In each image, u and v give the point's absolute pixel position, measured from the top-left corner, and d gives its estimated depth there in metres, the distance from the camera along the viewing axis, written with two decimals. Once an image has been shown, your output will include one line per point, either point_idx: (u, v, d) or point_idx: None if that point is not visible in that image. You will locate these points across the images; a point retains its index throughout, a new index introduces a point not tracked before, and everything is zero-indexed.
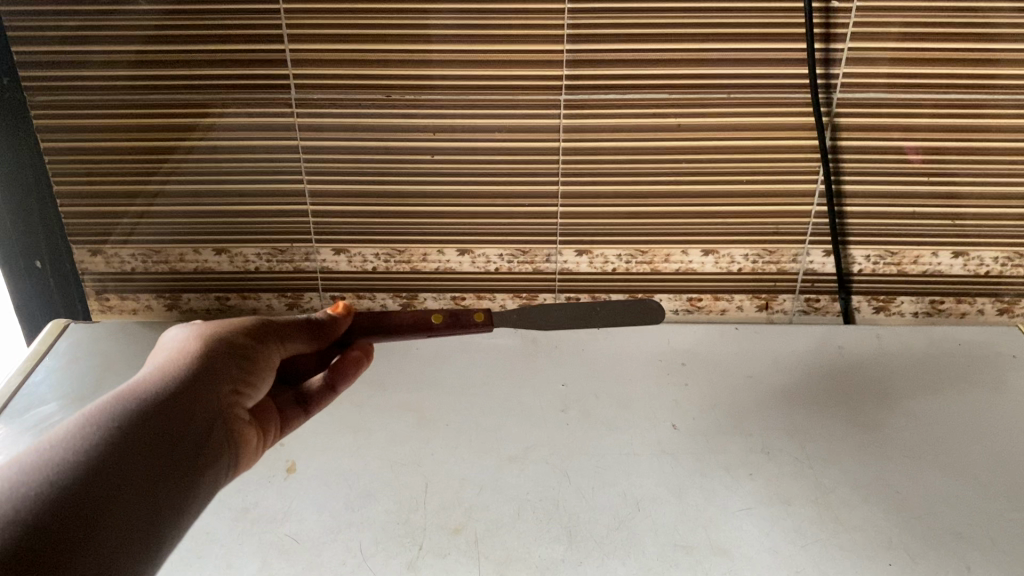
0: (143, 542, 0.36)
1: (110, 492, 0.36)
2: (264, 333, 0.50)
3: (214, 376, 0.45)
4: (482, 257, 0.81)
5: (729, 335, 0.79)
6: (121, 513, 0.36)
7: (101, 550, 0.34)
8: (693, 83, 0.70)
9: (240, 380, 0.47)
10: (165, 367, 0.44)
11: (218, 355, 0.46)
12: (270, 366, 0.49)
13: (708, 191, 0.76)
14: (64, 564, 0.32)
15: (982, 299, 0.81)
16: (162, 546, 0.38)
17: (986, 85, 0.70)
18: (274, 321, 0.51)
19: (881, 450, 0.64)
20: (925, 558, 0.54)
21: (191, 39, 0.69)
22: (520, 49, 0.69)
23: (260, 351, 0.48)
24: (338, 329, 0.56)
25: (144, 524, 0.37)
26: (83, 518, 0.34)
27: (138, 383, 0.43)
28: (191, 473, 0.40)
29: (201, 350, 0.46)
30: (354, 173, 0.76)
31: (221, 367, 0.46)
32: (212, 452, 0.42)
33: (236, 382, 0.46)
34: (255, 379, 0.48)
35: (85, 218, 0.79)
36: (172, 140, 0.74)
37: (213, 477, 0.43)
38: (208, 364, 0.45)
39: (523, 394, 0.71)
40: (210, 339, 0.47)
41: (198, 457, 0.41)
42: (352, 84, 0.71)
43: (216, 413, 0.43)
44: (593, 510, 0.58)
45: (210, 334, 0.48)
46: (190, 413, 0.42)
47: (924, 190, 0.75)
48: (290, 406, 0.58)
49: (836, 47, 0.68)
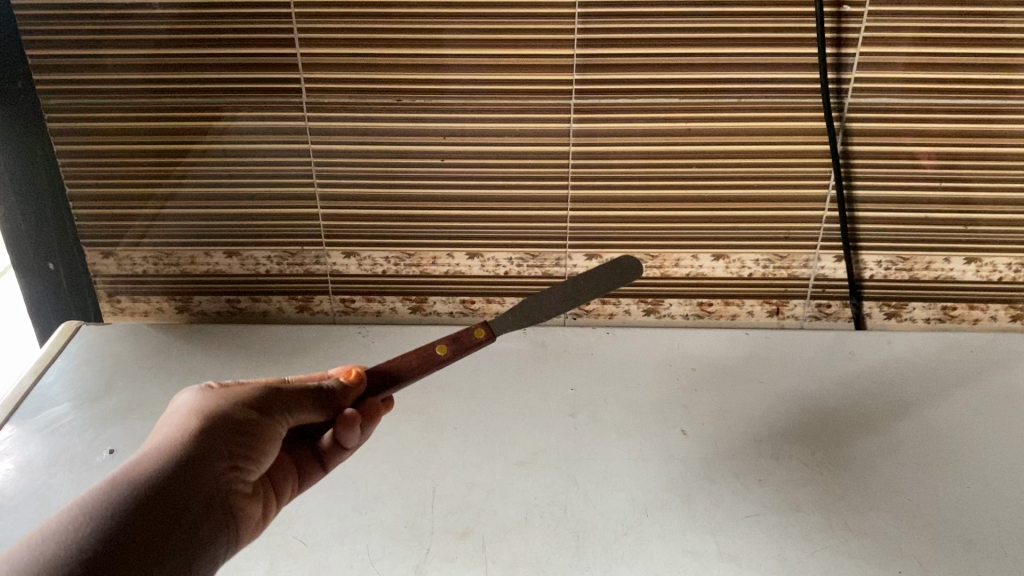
0: None
1: None
2: (269, 402, 0.47)
3: (211, 455, 0.43)
4: (491, 261, 0.80)
5: (739, 341, 0.79)
6: None
7: None
8: (704, 88, 0.70)
9: (240, 459, 0.45)
10: (164, 445, 0.43)
11: (218, 431, 0.44)
12: (275, 438, 0.47)
13: (718, 196, 0.76)
14: None
15: (995, 305, 0.80)
16: None
17: (1000, 90, 0.69)
18: (278, 388, 0.48)
19: (893, 457, 0.63)
20: (934, 565, 0.54)
21: (205, 42, 0.69)
22: (531, 53, 0.69)
23: (262, 424, 0.46)
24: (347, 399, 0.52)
25: None
26: None
27: (134, 463, 0.42)
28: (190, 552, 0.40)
29: (200, 423, 0.44)
30: (364, 177, 0.76)
31: (218, 445, 0.44)
32: (209, 529, 0.42)
33: (235, 458, 0.45)
34: (259, 453, 0.46)
35: (98, 220, 0.79)
36: (185, 144, 0.74)
37: (214, 551, 0.42)
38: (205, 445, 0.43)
39: (532, 398, 0.71)
40: (209, 413, 0.45)
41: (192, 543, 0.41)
42: (363, 87, 0.71)
43: (214, 488, 0.43)
44: (601, 515, 0.58)
45: (212, 407, 0.46)
46: (185, 495, 0.41)
47: (937, 195, 0.75)
48: (307, 462, 0.55)
49: (847, 51, 0.68)
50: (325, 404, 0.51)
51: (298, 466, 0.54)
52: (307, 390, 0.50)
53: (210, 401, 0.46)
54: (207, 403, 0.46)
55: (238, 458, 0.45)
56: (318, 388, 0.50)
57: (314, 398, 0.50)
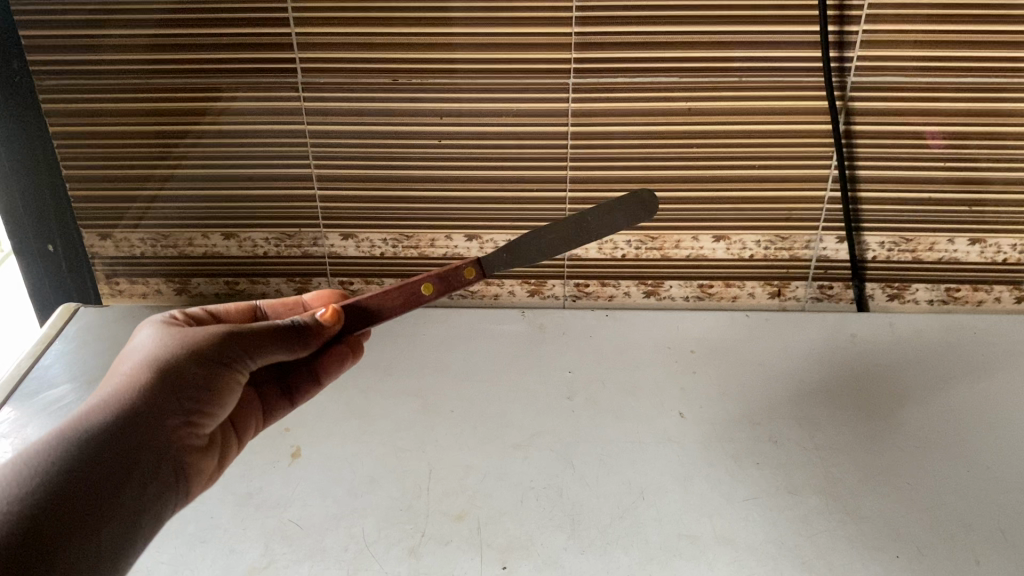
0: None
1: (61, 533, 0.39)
2: (226, 351, 0.47)
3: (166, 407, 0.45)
4: (490, 243, 0.80)
5: (740, 323, 0.78)
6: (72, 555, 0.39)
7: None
8: (706, 67, 0.69)
9: (194, 411, 0.46)
10: (121, 392, 0.44)
11: (174, 382, 0.45)
12: (234, 388, 0.48)
13: (719, 176, 0.75)
14: None
15: (999, 287, 0.80)
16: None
17: (1007, 68, 0.68)
18: (235, 332, 0.48)
19: (893, 440, 0.63)
20: (932, 549, 0.53)
21: (199, 22, 0.68)
22: (530, 31, 0.68)
23: (222, 376, 0.47)
24: (320, 338, 0.51)
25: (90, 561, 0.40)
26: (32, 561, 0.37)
27: (94, 407, 0.43)
28: (135, 513, 0.43)
29: (157, 372, 0.45)
30: (362, 158, 0.75)
31: (173, 399, 0.45)
32: (154, 488, 0.44)
33: (189, 410, 0.46)
34: (216, 405, 0.47)
35: (97, 202, 0.79)
36: (183, 125, 0.74)
37: (157, 508, 0.45)
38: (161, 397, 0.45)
39: (529, 381, 0.70)
40: (167, 361, 0.46)
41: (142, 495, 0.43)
42: (359, 67, 0.70)
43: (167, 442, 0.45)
44: (598, 498, 0.58)
45: (170, 352, 0.46)
46: (140, 448, 0.43)
47: (942, 175, 0.74)
48: (274, 398, 0.59)
49: (850, 29, 0.67)
50: (296, 342, 0.50)
51: (264, 402, 0.59)
52: (271, 332, 0.49)
53: (163, 349, 0.46)
54: (166, 347, 0.47)
55: (192, 410, 0.46)
56: (287, 328, 0.50)
57: (281, 337, 0.49)
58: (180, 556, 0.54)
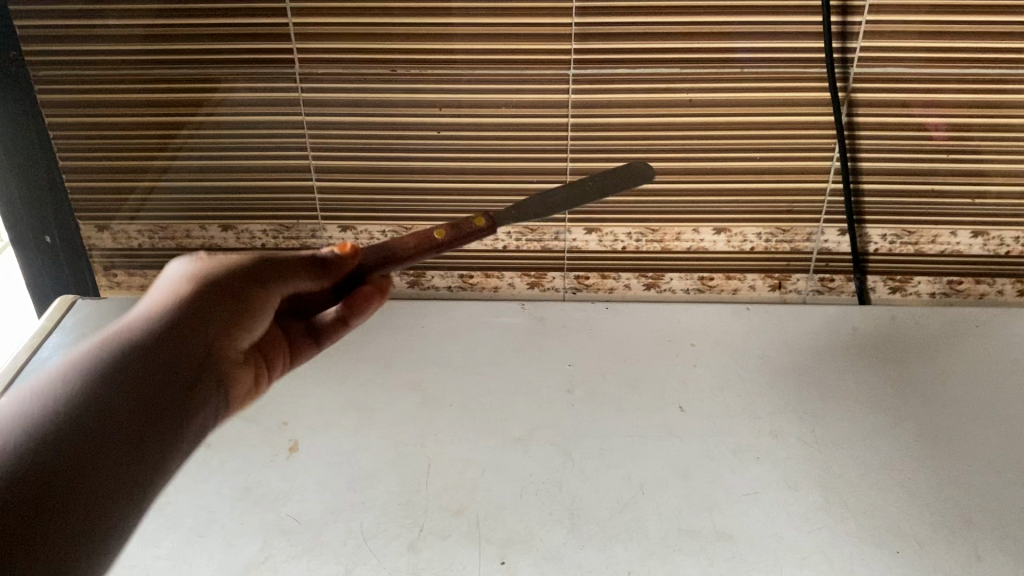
0: (113, 512, 0.33)
1: (87, 453, 0.33)
2: (258, 271, 0.45)
3: (202, 317, 0.41)
4: (489, 235, 0.79)
5: (740, 316, 0.78)
6: (99, 477, 0.33)
7: (74, 516, 0.32)
8: (706, 58, 0.69)
9: (235, 320, 0.43)
10: (155, 309, 0.41)
11: (210, 298, 0.42)
12: (268, 307, 0.46)
13: (720, 168, 0.74)
14: (33, 532, 0.30)
15: (1002, 280, 0.79)
16: (126, 519, 0.34)
17: (1012, 59, 0.67)
18: (269, 258, 0.47)
19: (894, 434, 0.63)
20: (933, 544, 0.53)
21: (195, 12, 0.68)
22: (529, 22, 0.67)
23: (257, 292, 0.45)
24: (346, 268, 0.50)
25: (120, 485, 0.34)
26: (57, 484, 0.32)
27: (129, 321, 0.40)
28: (168, 442, 0.37)
29: (195, 286, 0.43)
30: (360, 149, 0.75)
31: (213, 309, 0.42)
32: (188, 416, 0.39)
33: (227, 323, 0.42)
34: (256, 321, 0.45)
35: (95, 194, 0.79)
36: (181, 116, 0.73)
37: (191, 440, 0.39)
38: (199, 306, 0.42)
39: (529, 374, 0.70)
40: (204, 276, 0.44)
41: (179, 417, 0.38)
42: (357, 58, 0.70)
43: (203, 361, 0.40)
44: (598, 492, 0.58)
45: (205, 271, 0.44)
46: (172, 365, 0.38)
47: (945, 167, 0.73)
48: (300, 337, 0.55)
49: (853, 20, 0.66)
50: (323, 272, 0.49)
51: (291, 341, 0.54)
52: (299, 260, 0.48)
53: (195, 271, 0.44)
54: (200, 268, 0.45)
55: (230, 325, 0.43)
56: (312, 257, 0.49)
57: (307, 267, 0.48)
58: (178, 551, 0.54)
